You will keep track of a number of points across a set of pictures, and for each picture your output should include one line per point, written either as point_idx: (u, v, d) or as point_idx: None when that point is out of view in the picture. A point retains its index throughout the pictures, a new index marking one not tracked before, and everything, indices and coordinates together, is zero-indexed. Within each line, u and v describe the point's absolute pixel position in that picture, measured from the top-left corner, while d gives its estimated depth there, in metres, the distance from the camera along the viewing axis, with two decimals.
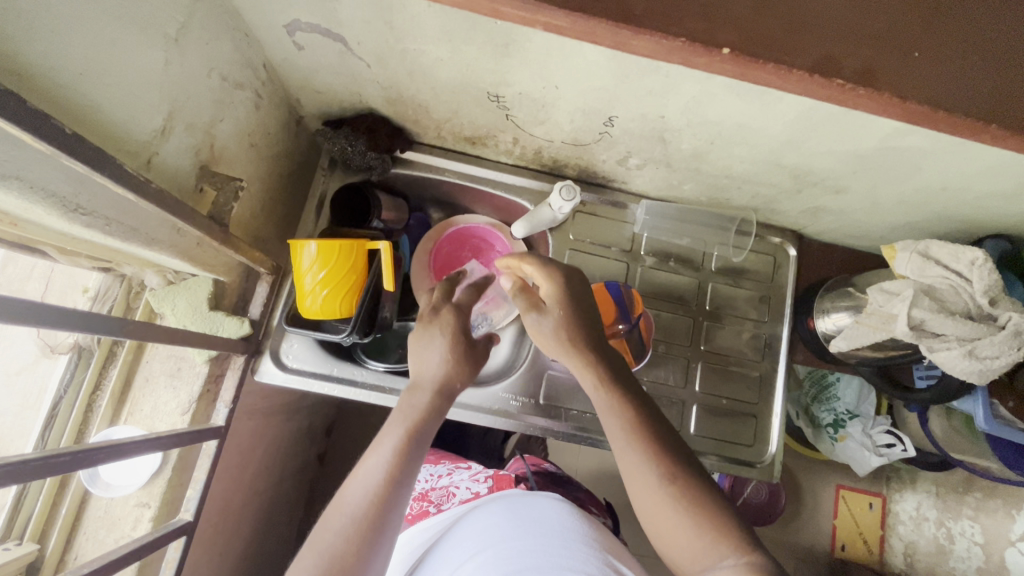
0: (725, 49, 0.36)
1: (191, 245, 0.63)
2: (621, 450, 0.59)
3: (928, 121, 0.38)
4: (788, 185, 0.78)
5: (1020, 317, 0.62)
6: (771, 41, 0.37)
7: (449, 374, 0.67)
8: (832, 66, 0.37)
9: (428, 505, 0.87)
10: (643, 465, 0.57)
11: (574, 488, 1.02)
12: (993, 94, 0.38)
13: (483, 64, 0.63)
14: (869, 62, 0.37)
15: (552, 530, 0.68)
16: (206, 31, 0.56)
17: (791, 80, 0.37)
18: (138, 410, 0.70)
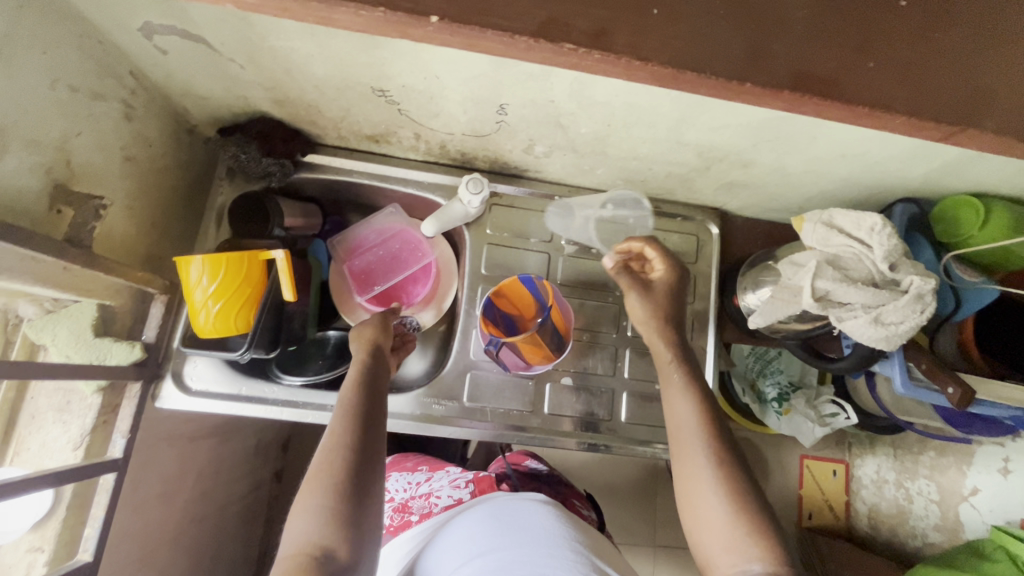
0: (432, 18, 0.38)
1: (55, 271, 0.58)
2: (685, 452, 0.62)
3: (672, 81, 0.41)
4: (696, 162, 0.76)
5: (921, 280, 0.62)
6: (490, 10, 0.39)
7: (378, 359, 0.70)
8: (557, 27, 0.40)
9: (410, 514, 0.85)
10: (705, 472, 0.60)
11: (553, 482, 0.99)
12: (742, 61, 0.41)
13: (357, 57, 0.60)
14: (599, 25, 0.40)
15: (538, 537, 0.65)
16: (37, 40, 0.52)
17: (518, 47, 0.40)
18: (25, 449, 0.65)
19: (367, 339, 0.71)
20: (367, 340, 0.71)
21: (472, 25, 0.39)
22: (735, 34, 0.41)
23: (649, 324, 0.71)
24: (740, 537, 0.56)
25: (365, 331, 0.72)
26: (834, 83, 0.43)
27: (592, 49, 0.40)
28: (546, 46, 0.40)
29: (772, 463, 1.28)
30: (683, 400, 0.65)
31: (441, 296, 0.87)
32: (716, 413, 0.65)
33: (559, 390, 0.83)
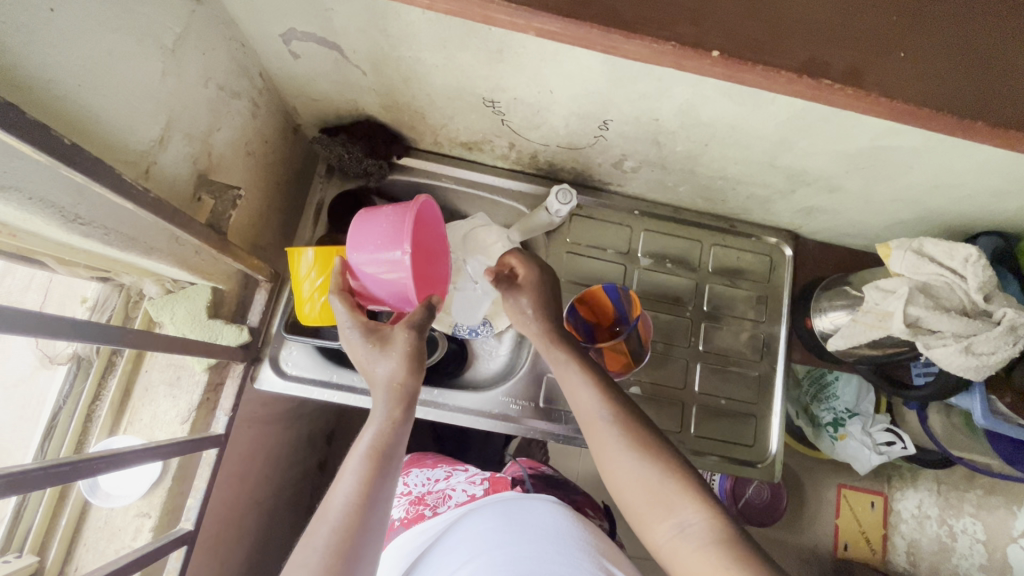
0: (715, 52, 0.37)
1: (190, 254, 0.63)
2: (589, 426, 0.64)
3: (912, 117, 0.39)
4: (782, 185, 0.78)
5: (1015, 313, 0.63)
6: (762, 43, 0.37)
7: (402, 414, 0.61)
8: (821, 67, 0.38)
9: (425, 509, 0.86)
10: (611, 434, 0.61)
11: (570, 490, 1.00)
12: (961, 94, 0.39)
13: (478, 70, 0.64)
14: (856, 63, 0.38)
15: (547, 533, 0.68)
16: (202, 41, 0.57)
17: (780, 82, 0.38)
18: (138, 419, 0.70)
19: (396, 387, 0.62)
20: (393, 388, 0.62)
21: (746, 61, 0.38)
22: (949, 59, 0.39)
23: (538, 340, 0.73)
24: (667, 490, 0.56)
25: (396, 372, 0.62)
26: None
27: (852, 88, 0.38)
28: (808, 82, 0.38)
29: None
30: (578, 375, 0.67)
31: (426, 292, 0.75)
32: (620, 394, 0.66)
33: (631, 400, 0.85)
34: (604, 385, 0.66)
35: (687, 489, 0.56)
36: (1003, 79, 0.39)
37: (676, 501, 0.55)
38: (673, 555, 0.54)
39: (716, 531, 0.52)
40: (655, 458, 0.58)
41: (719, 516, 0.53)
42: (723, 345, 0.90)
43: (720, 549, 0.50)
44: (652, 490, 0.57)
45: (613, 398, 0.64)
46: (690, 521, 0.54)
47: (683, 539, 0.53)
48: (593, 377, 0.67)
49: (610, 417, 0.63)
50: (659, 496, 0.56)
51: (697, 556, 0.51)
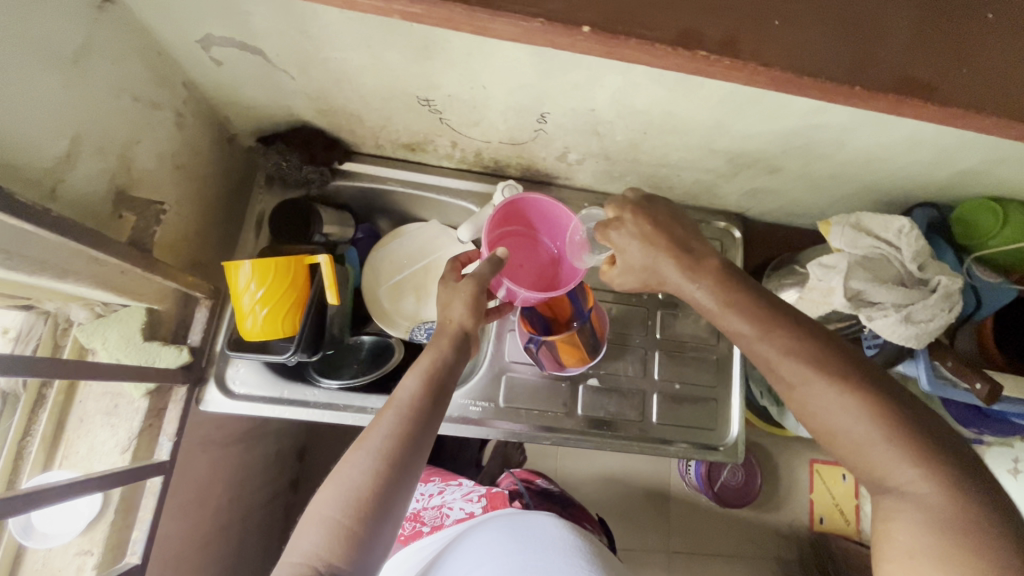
0: (585, 27, 0.36)
1: (114, 274, 0.60)
2: (788, 373, 0.51)
3: (797, 86, 0.39)
4: (724, 169, 0.79)
5: (949, 280, 0.66)
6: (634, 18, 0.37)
7: (441, 389, 0.56)
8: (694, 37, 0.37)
9: (421, 526, 0.87)
10: (819, 385, 0.49)
11: (566, 501, 1.01)
12: (849, 61, 0.39)
13: (408, 68, 0.62)
14: (731, 31, 0.38)
15: (551, 549, 0.73)
16: (110, 50, 0.54)
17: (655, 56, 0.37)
18: (74, 452, 0.66)
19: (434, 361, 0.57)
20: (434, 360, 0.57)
21: (620, 34, 0.37)
22: (841, 31, 0.39)
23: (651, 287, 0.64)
24: (879, 452, 0.47)
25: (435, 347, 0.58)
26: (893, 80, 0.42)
27: (727, 58, 0.38)
28: (682, 54, 0.37)
29: None
30: (739, 311, 0.54)
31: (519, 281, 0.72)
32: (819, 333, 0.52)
33: (590, 391, 0.85)
34: (782, 332, 0.52)
35: (902, 450, 0.46)
36: (888, 47, 0.39)
37: (888, 465, 0.47)
38: (880, 519, 0.47)
39: (933, 508, 0.44)
40: (880, 421, 0.47)
41: (946, 483, 0.45)
42: (682, 331, 0.90)
43: (931, 530, 0.43)
44: (856, 446, 0.48)
45: (789, 341, 0.51)
46: (904, 488, 0.46)
47: (899, 504, 0.46)
48: (760, 318, 0.53)
49: (793, 364, 0.51)
50: (870, 460, 0.48)
51: (913, 526, 0.44)
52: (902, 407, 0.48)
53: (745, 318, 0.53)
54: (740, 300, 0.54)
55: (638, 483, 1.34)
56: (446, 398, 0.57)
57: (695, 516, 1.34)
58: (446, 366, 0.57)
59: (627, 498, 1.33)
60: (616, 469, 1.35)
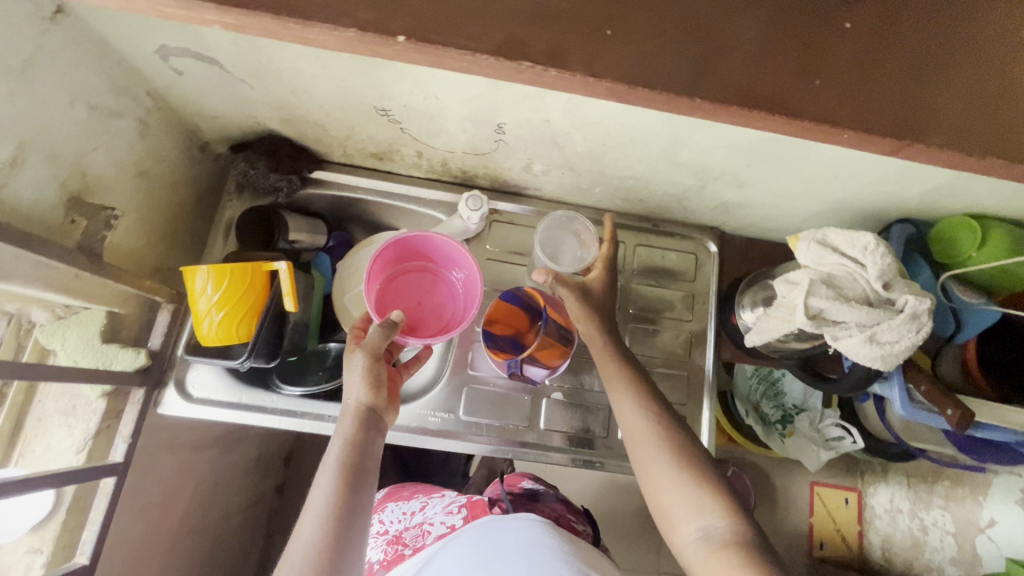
0: (397, 36, 0.36)
1: (68, 278, 0.60)
2: (627, 419, 0.66)
3: (629, 97, 0.38)
4: (691, 181, 0.77)
5: (916, 300, 0.63)
6: (447, 26, 0.36)
7: (353, 482, 0.61)
8: (517, 46, 0.37)
9: (403, 548, 0.87)
10: (646, 429, 0.64)
11: (547, 499, 0.98)
12: (690, 70, 0.38)
13: (358, 78, 0.63)
14: (554, 44, 0.37)
15: (524, 553, 0.73)
16: (62, 61, 0.55)
17: (476, 64, 0.37)
18: (30, 451, 0.67)
19: (342, 459, 0.62)
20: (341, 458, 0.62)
21: (434, 42, 0.36)
22: (687, 43, 0.38)
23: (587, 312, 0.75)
24: (696, 494, 0.59)
25: (342, 445, 0.63)
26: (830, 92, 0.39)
27: (551, 68, 0.37)
28: (504, 62, 0.37)
29: (779, 490, 1.23)
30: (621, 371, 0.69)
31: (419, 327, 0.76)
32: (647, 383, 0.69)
33: (553, 405, 0.84)
34: (646, 394, 0.67)
35: (714, 496, 0.59)
36: (728, 57, 0.38)
37: (696, 505, 0.58)
38: (691, 558, 0.57)
39: (734, 543, 0.55)
40: (683, 463, 0.61)
41: (735, 517, 0.57)
42: (652, 347, 0.88)
43: (734, 560, 0.54)
44: (679, 492, 0.60)
45: (647, 394, 0.68)
46: (713, 526, 0.57)
47: (704, 540, 0.57)
48: (634, 380, 0.69)
49: (652, 420, 0.65)
50: (678, 499, 0.59)
51: (719, 557, 0.55)
52: (701, 457, 0.62)
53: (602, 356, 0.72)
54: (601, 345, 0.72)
55: (622, 500, 1.32)
56: (361, 484, 0.61)
57: None
58: (351, 452, 0.63)
59: (611, 515, 1.30)
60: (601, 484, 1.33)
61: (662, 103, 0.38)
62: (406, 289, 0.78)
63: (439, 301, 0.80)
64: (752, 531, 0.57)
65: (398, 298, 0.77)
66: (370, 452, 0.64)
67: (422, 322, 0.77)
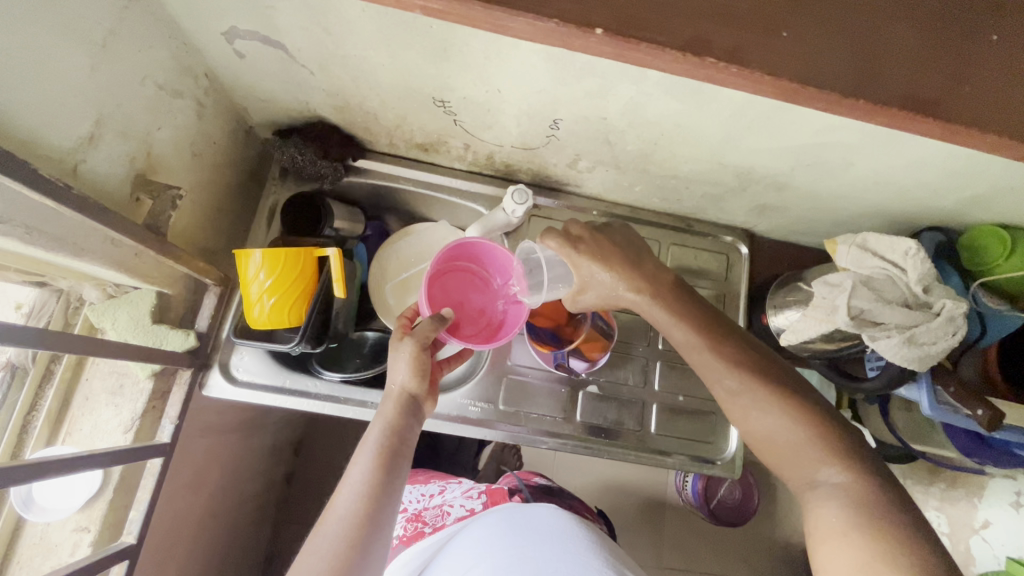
0: (597, 29, 0.36)
1: (127, 255, 0.61)
2: (718, 380, 0.62)
3: (800, 98, 0.38)
4: (733, 183, 0.79)
5: (953, 304, 0.65)
6: (643, 20, 0.36)
7: (390, 466, 0.61)
8: (701, 44, 0.37)
9: (422, 526, 0.88)
10: (743, 390, 0.60)
11: (564, 496, 1.00)
12: (858, 72, 0.38)
13: (425, 68, 0.64)
14: (737, 42, 0.37)
15: (550, 537, 0.75)
16: (136, 38, 0.55)
17: (662, 58, 0.37)
18: (78, 430, 0.67)
19: (382, 441, 0.62)
20: (380, 441, 0.62)
21: (629, 38, 0.36)
22: (852, 46, 0.39)
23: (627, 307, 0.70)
24: (809, 447, 0.56)
25: (383, 427, 0.63)
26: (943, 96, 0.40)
27: (734, 66, 0.37)
28: (688, 60, 0.37)
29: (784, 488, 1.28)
30: (683, 331, 0.65)
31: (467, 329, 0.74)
32: (743, 345, 0.64)
33: (589, 398, 0.85)
34: (730, 359, 0.62)
35: (828, 448, 0.55)
36: (896, 60, 0.39)
37: (812, 461, 0.55)
38: (811, 514, 0.54)
39: (858, 495, 0.51)
40: (795, 416, 0.57)
41: (861, 475, 0.53)
42: None
43: (855, 513, 0.50)
44: (788, 445, 0.57)
45: (731, 360, 0.62)
46: (831, 481, 0.53)
47: (823, 495, 0.53)
48: (708, 337, 0.64)
49: (733, 383, 0.61)
50: (796, 452, 0.56)
51: (838, 513, 0.51)
52: (814, 410, 0.58)
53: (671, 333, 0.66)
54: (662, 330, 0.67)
55: (631, 494, 1.34)
56: (397, 469, 0.61)
57: (688, 531, 1.33)
58: (392, 436, 0.62)
59: (621, 509, 1.33)
60: (611, 478, 1.36)
61: (829, 107, 0.39)
62: (451, 286, 0.74)
63: (479, 301, 0.76)
64: (878, 483, 0.52)
65: (444, 295, 0.73)
66: (408, 436, 0.64)
67: (465, 323, 0.74)
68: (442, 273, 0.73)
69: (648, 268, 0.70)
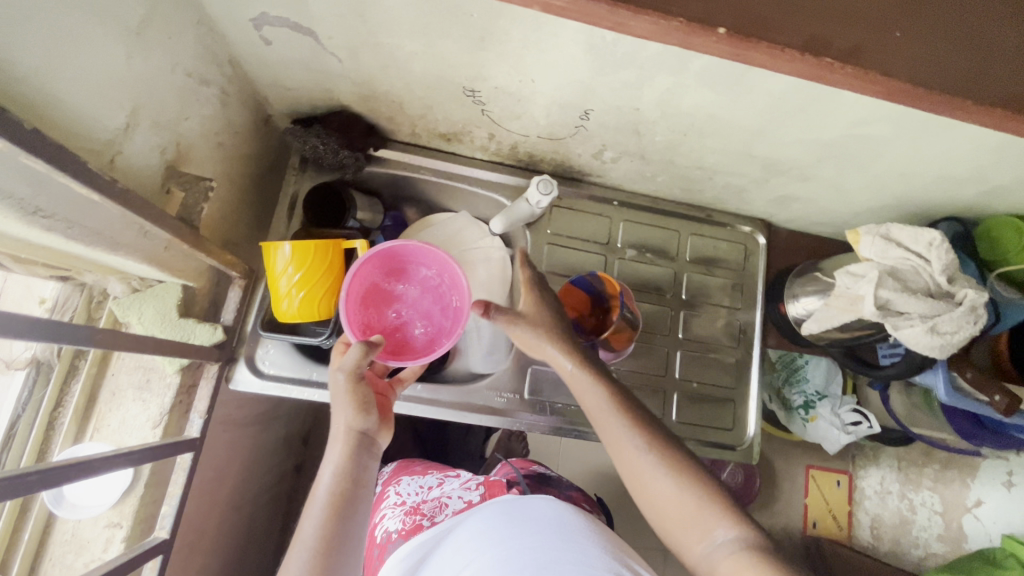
0: (720, 29, 0.37)
1: (159, 249, 0.60)
2: (620, 443, 0.64)
3: (908, 99, 0.39)
4: (757, 174, 0.80)
5: (976, 294, 0.67)
6: (771, 24, 0.38)
7: (342, 514, 0.58)
8: (820, 45, 0.38)
9: (421, 518, 0.81)
10: (639, 448, 0.62)
11: (562, 486, 0.99)
12: (964, 76, 0.40)
13: (460, 58, 0.63)
14: (857, 42, 0.39)
15: (549, 525, 0.69)
16: (169, 24, 0.54)
17: (782, 60, 0.38)
18: (106, 425, 0.66)
19: (333, 490, 0.59)
20: (330, 489, 0.59)
21: (755, 40, 0.38)
22: (961, 50, 0.40)
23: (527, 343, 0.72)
24: (701, 506, 0.58)
25: (334, 474, 0.60)
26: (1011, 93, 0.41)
27: (850, 67, 0.38)
28: (809, 61, 0.38)
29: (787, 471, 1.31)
30: (598, 391, 0.67)
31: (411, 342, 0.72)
32: (629, 395, 0.68)
33: None
34: (636, 412, 0.65)
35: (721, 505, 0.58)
36: (997, 62, 0.40)
37: (707, 521, 0.57)
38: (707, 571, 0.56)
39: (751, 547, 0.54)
40: (682, 471, 0.60)
41: (745, 525, 0.57)
42: (702, 332, 0.92)
43: (757, 559, 0.53)
44: (683, 510, 0.59)
45: (635, 417, 0.65)
46: (723, 538, 0.56)
47: (716, 553, 0.56)
48: (608, 387, 0.68)
49: (640, 441, 0.63)
50: (684, 514, 0.58)
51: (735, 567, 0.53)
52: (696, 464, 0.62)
53: (593, 396, 0.67)
54: (591, 392, 0.67)
55: None
56: (352, 516, 0.58)
57: None
58: (343, 481, 0.60)
59: (630, 495, 1.35)
60: (618, 465, 1.38)
61: (935, 106, 0.40)
62: (387, 300, 0.73)
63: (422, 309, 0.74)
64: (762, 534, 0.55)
65: (381, 311, 0.73)
66: (361, 479, 0.61)
67: (414, 335, 0.73)
68: (376, 292, 0.73)
69: (557, 306, 0.74)
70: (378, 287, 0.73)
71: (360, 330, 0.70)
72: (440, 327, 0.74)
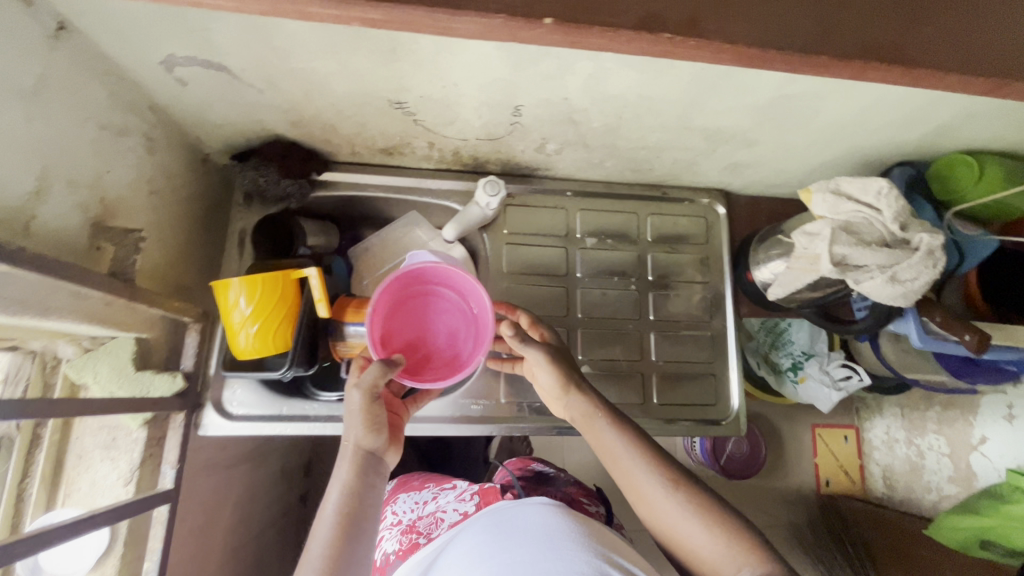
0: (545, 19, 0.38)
1: (98, 306, 0.59)
2: (639, 476, 0.61)
3: (756, 59, 0.41)
4: (702, 146, 0.79)
5: (931, 236, 0.65)
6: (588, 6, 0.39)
7: (353, 537, 0.55)
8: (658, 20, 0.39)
9: (418, 536, 0.80)
10: (660, 486, 0.59)
11: (559, 483, 0.96)
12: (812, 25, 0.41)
13: (376, 73, 0.62)
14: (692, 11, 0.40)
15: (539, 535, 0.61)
16: (70, 81, 0.53)
17: (617, 41, 0.39)
18: (76, 490, 0.65)
19: (338, 511, 0.56)
20: (335, 510, 0.56)
21: (583, 24, 0.39)
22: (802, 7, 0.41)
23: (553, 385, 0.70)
24: (721, 545, 0.55)
25: (340, 494, 0.57)
26: (864, 39, 0.42)
27: (690, 37, 0.40)
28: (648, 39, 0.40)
29: None
30: (613, 434, 0.64)
31: (436, 364, 0.71)
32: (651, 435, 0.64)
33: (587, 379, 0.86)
34: (655, 452, 0.62)
35: (741, 546, 0.55)
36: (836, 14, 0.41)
37: (729, 561, 0.54)
38: None
39: None
40: (698, 511, 0.57)
41: (767, 561, 0.54)
42: (674, 310, 0.91)
43: None
44: (705, 553, 0.56)
45: (661, 453, 0.62)
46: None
47: None
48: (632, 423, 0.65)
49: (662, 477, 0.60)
50: (709, 558, 0.56)
51: None
52: (723, 502, 0.59)
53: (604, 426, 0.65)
54: (621, 427, 0.64)
55: None
56: (363, 538, 0.56)
57: None
58: (350, 500, 0.57)
59: None
60: None
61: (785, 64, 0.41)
62: (413, 319, 0.72)
63: (448, 329, 0.73)
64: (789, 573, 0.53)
65: (404, 330, 0.71)
66: (367, 499, 0.58)
67: (438, 352, 0.72)
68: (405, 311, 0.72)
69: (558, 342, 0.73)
70: (411, 305, 0.72)
71: (381, 343, 0.69)
72: (467, 348, 0.72)
